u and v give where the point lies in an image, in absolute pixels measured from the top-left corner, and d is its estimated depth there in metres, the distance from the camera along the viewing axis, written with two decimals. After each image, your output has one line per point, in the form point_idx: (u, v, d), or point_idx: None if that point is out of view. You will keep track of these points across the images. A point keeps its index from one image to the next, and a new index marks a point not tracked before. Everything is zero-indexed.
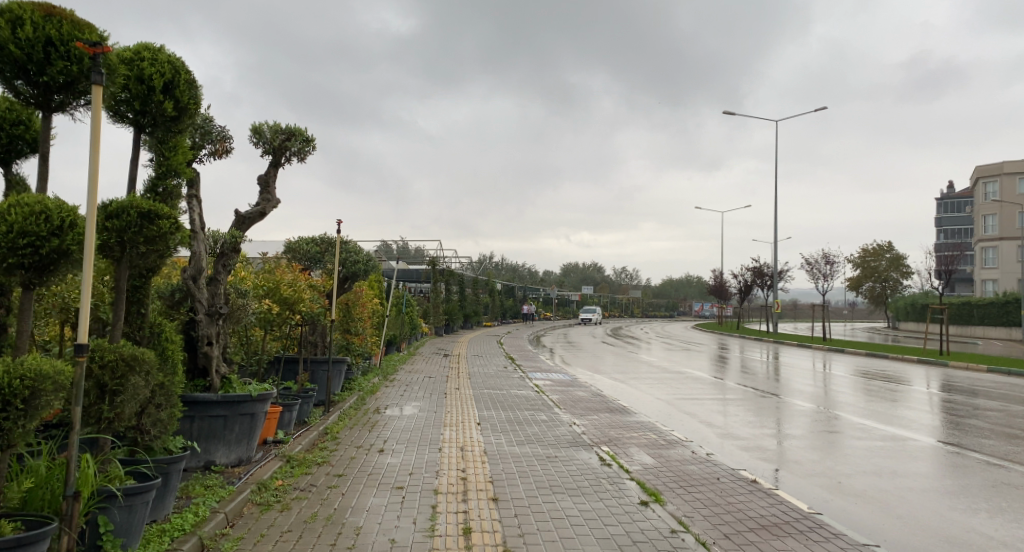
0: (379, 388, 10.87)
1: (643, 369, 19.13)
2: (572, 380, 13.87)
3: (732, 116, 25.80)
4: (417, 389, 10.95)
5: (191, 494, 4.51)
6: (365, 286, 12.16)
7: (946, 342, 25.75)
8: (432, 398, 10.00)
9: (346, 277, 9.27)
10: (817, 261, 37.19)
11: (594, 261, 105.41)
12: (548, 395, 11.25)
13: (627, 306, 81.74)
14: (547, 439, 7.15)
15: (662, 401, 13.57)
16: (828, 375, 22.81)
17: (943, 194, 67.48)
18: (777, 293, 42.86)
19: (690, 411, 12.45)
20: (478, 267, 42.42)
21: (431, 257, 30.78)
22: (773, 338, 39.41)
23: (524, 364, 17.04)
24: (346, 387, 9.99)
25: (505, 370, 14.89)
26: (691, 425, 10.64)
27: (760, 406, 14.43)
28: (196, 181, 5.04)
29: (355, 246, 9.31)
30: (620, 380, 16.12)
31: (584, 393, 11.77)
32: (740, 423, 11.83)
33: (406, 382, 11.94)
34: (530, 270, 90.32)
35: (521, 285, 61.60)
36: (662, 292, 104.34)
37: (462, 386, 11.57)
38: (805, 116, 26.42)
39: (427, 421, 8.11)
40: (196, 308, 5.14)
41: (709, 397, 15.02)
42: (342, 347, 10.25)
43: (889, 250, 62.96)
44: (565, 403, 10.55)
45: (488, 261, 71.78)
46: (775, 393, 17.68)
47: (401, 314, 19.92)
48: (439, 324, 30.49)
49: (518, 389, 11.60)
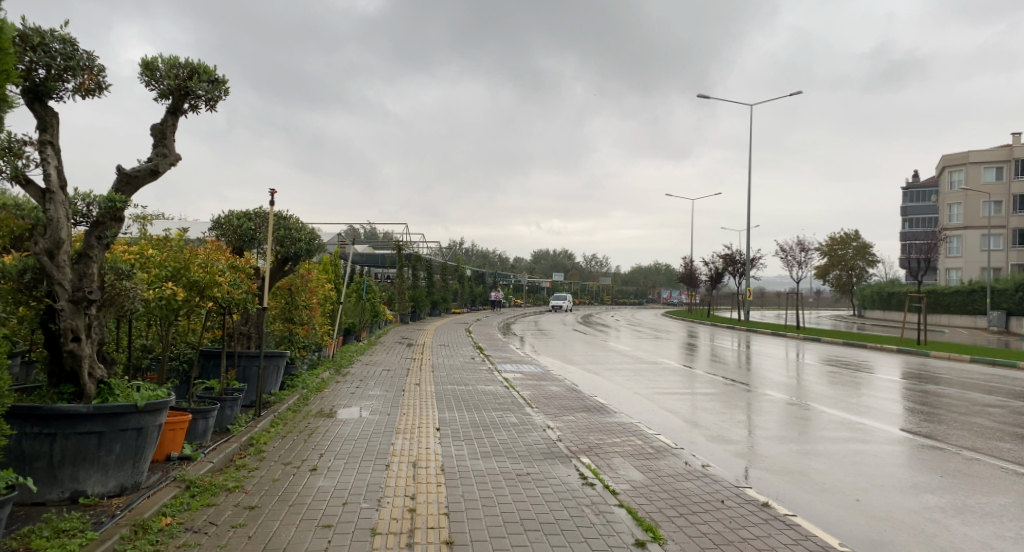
0: (328, 385, 9.63)
1: (618, 359, 18.21)
2: (545, 373, 12.82)
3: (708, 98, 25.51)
4: (372, 386, 9.77)
5: (30, 547, 3.28)
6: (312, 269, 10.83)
7: (923, 331, 25.43)
8: (387, 397, 8.83)
9: (285, 260, 8.01)
10: (790, 248, 37.00)
11: (566, 248, 104.88)
12: (518, 391, 10.16)
13: (597, 294, 81.42)
14: (517, 450, 6.09)
15: (639, 394, 12.64)
16: (805, 364, 22.32)
17: (909, 184, 68.53)
18: (749, 281, 42.66)
19: (670, 406, 11.52)
20: (447, 253, 41.09)
21: (396, 242, 29.37)
22: (746, 326, 39.11)
23: (493, 355, 15.93)
24: (289, 385, 8.77)
25: (472, 362, 13.79)
26: (673, 422, 9.71)
27: (743, 399, 13.60)
28: (52, 123, 3.84)
29: (296, 223, 8.04)
30: (595, 372, 15.15)
31: (558, 389, 10.75)
32: (724, 418, 10.96)
33: (361, 377, 10.72)
34: (500, 257, 89.19)
35: (491, 271, 60.47)
36: (632, 280, 104.47)
37: (423, 381, 10.42)
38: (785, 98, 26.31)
39: (377, 427, 6.95)
40: (55, 294, 3.86)
41: (690, 389, 14.14)
42: (284, 339, 8.99)
43: (856, 239, 63.60)
44: (538, 401, 9.47)
45: (457, 249, 70.41)
46: (756, 384, 16.95)
47: (361, 301, 18.57)
48: (404, 312, 29.18)
49: (485, 385, 10.51)
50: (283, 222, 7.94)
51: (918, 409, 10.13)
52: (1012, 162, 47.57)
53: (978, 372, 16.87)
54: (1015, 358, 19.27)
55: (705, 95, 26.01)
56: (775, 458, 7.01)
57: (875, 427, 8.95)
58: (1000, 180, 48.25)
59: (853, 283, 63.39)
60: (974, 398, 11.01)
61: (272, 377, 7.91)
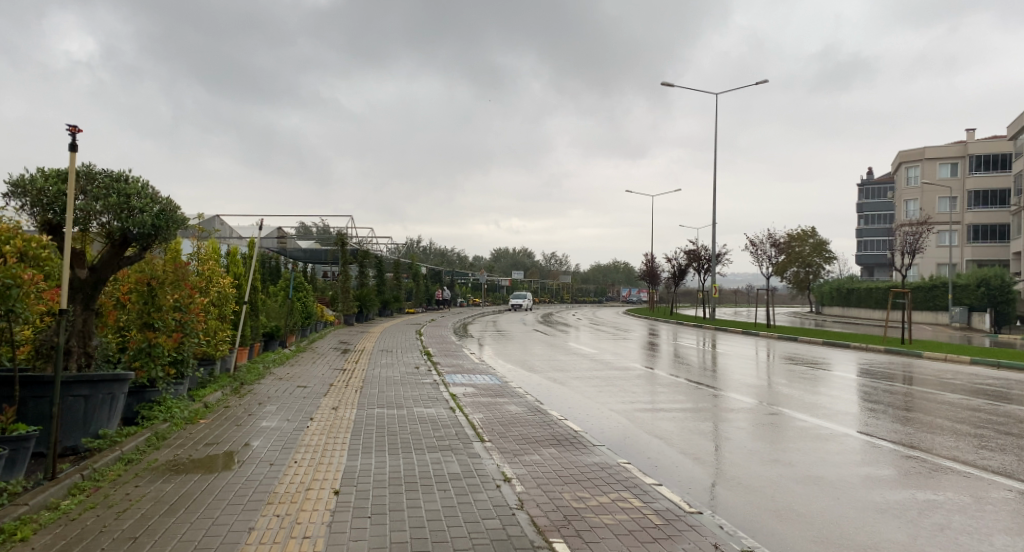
0: (210, 412, 7.13)
1: (583, 364, 16.18)
2: (502, 386, 10.61)
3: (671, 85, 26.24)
4: (272, 414, 7.29)
5: None
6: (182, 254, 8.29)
7: (906, 328, 24.24)
8: (284, 432, 6.39)
9: (125, 240, 5.35)
10: (756, 243, 35.85)
11: (525, 247, 103.21)
12: (466, 416, 7.88)
13: (557, 292, 79.81)
14: (452, 535, 3.83)
15: (613, 410, 10.52)
16: (781, 365, 20.86)
17: (864, 181, 69.62)
18: (714, 278, 41.48)
19: (656, 426, 9.42)
20: (398, 249, 38.39)
21: (339, 235, 26.71)
22: (713, 325, 37.79)
23: (442, 363, 13.63)
24: (144, 417, 6.16)
25: (413, 373, 11.45)
26: (662, 451, 7.64)
27: (730, 410, 11.75)
28: None
29: (143, 185, 5.44)
30: (559, 381, 13.06)
31: (519, 410, 8.55)
32: (723, 438, 8.95)
33: (263, 399, 8.24)
34: (458, 256, 86.76)
35: (448, 269, 57.81)
36: (591, 279, 103.59)
37: (342, 405, 8.03)
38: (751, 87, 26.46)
39: (243, 492, 4.51)
40: None
41: (669, 400, 12.20)
42: (139, 353, 6.36)
43: (813, 236, 63.76)
44: (492, 431, 7.21)
45: (414, 247, 67.69)
46: (738, 390, 15.15)
47: (289, 300, 15.99)
48: (349, 313, 26.39)
49: (423, 407, 8.19)
50: (118, 184, 5.32)
51: (951, 429, 8.41)
52: (966, 159, 48.34)
53: (976, 373, 15.53)
54: (1009, 358, 18.12)
55: (667, 84, 26.75)
56: (826, 518, 4.92)
57: (921, 455, 7.05)
58: (956, 176, 48.88)
59: (810, 280, 63.52)
60: (1007, 412, 9.37)
61: (111, 409, 5.29)
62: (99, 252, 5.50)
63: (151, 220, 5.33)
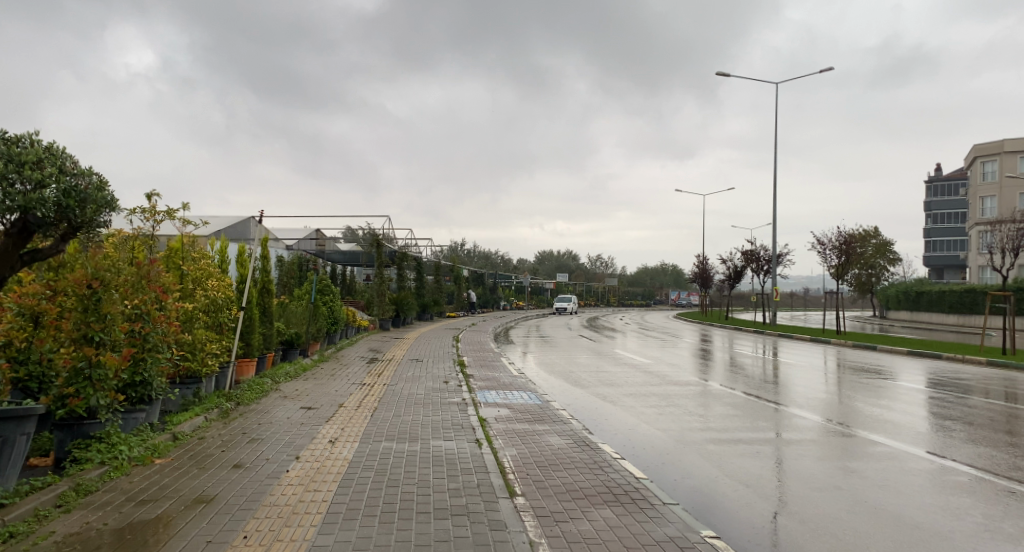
0: (173, 447, 5.64)
1: (634, 376, 14.41)
2: (544, 407, 8.93)
3: (727, 75, 24.42)
4: (251, 449, 5.79)
5: None
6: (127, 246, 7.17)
7: (1004, 336, 21.34)
8: (252, 481, 4.87)
9: (27, 228, 3.88)
10: (820, 243, 33.03)
11: (569, 249, 101.38)
12: (496, 455, 6.21)
13: (604, 296, 77.69)
14: None
15: (681, 438, 8.63)
16: (859, 376, 18.49)
17: (931, 177, 64.92)
18: (772, 281, 38.69)
19: (738, 460, 7.49)
20: (438, 252, 37.13)
21: (374, 236, 25.50)
22: (774, 331, 35.10)
23: (477, 376, 12.10)
24: (75, 460, 4.69)
25: (440, 389, 9.86)
26: (758, 507, 5.79)
27: (814, 430, 9.84)
28: None
29: (48, 152, 3.94)
30: (609, 397, 11.35)
31: (561, 445, 6.82)
32: (816, 470, 7.15)
33: (251, 427, 6.77)
34: (502, 259, 85.59)
35: (491, 272, 56.50)
36: (637, 281, 100.71)
37: (343, 436, 6.48)
38: (814, 74, 24.29)
39: None
40: None
41: (739, 421, 10.35)
42: (74, 376, 4.88)
43: (876, 236, 59.67)
44: (527, 479, 5.54)
45: (458, 250, 66.69)
46: (814, 405, 13.09)
47: (313, 304, 14.68)
48: (385, 317, 25.15)
49: (443, 440, 6.56)
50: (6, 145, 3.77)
51: None
52: None
53: None
54: None
55: (722, 72, 25.21)
56: None
57: None
58: None
59: (873, 283, 59.39)
60: None
61: (0, 460, 3.76)
62: None
63: (55, 198, 3.83)
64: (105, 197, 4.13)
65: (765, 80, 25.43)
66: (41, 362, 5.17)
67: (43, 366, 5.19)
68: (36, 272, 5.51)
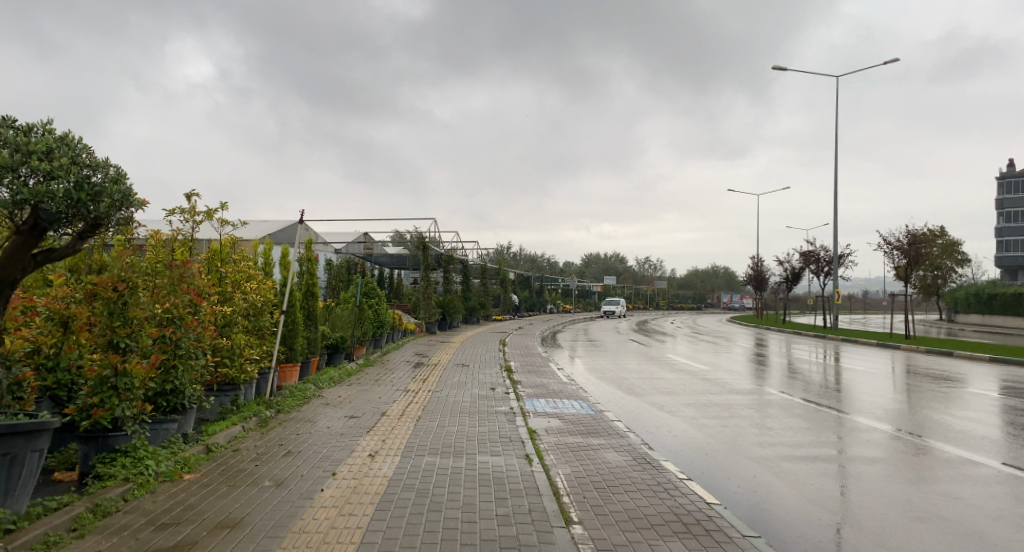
0: (204, 461, 5.29)
1: (690, 383, 13.62)
2: (597, 418, 8.31)
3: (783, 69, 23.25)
4: (286, 464, 5.40)
5: None
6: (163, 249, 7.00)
7: None
8: (283, 501, 4.45)
9: (37, 225, 3.56)
10: (886, 243, 31.10)
11: (616, 251, 99.87)
12: (548, 473, 5.63)
13: (652, 299, 76.18)
14: None
15: (750, 451, 7.87)
16: (935, 383, 17.07)
17: (1005, 172, 60.78)
18: (833, 284, 36.76)
19: (821, 480, 6.68)
20: (484, 255, 36.84)
21: (420, 239, 25.31)
22: (835, 335, 33.29)
23: (525, 382, 11.58)
24: (98, 476, 4.38)
25: (486, 397, 9.35)
26: (848, 540, 5.00)
27: (897, 441, 8.88)
28: None
29: (60, 142, 3.59)
30: (666, 406, 10.67)
31: (619, 463, 6.19)
32: (907, 490, 6.32)
33: (288, 438, 6.41)
34: (548, 262, 84.96)
35: (538, 275, 56.03)
36: (687, 284, 98.30)
37: (383, 450, 6.03)
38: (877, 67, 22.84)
39: None
40: None
41: (809, 431, 9.49)
42: (99, 386, 4.59)
43: (943, 235, 56.26)
44: (582, 503, 4.95)
45: (504, 254, 66.44)
46: (890, 413, 12.01)
47: (359, 308, 14.47)
48: (431, 320, 24.94)
49: (490, 455, 6.02)
50: (13, 134, 3.46)
51: None
52: None
53: None
54: None
55: (780, 68, 23.95)
56: None
57: None
58: None
59: (941, 285, 56.01)
60: None
61: (10, 481, 3.46)
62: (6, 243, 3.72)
63: (66, 190, 3.51)
64: (121, 191, 3.76)
65: (823, 74, 24.11)
66: (69, 371, 4.91)
67: (71, 374, 4.93)
68: (66, 275, 5.29)
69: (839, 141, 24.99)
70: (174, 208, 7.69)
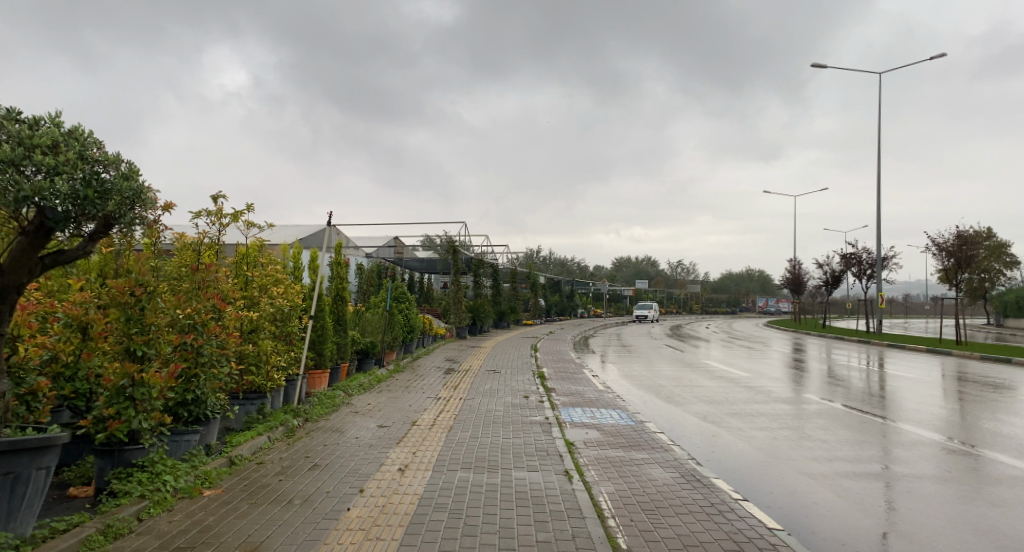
0: (225, 474, 5.02)
1: (732, 391, 12.99)
2: (637, 429, 7.85)
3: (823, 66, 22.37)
4: (310, 478, 5.10)
5: None
6: (189, 253, 6.81)
7: None
8: (306, 522, 4.14)
9: (44, 225, 3.31)
10: (933, 244, 29.70)
11: (648, 255, 98.53)
12: (589, 491, 5.21)
13: (685, 303, 74.88)
14: None
15: (808, 463, 7.26)
16: (994, 391, 16.03)
17: None
18: (877, 287, 35.33)
19: (885, 497, 6.12)
20: (515, 259, 36.50)
21: (450, 243, 25.08)
22: (879, 341, 31.93)
23: (560, 389, 11.15)
24: (113, 492, 4.14)
25: (520, 406, 8.96)
26: None
27: (963, 453, 8.18)
28: None
29: (67, 136, 3.34)
30: (708, 414, 10.11)
31: (666, 481, 5.71)
32: (985, 511, 5.71)
33: (314, 449, 6.12)
34: (579, 265, 84.25)
35: (568, 279, 55.44)
36: (721, 287, 96.37)
37: (413, 464, 5.68)
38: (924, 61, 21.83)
39: None
40: None
41: (864, 441, 8.84)
42: (116, 396, 4.36)
43: (992, 236, 53.81)
44: (628, 527, 4.52)
45: (535, 258, 66.08)
46: (949, 422, 11.21)
47: (390, 312, 14.23)
48: (462, 325, 24.65)
49: (526, 469, 5.63)
50: (16, 126, 3.21)
51: None
52: None
53: None
54: None
55: (821, 64, 23.08)
56: None
57: None
58: None
59: (990, 289, 53.54)
60: None
61: (14, 501, 3.20)
62: (13, 243, 3.49)
63: (71, 187, 3.24)
64: (132, 188, 3.47)
65: (866, 70, 23.17)
66: (88, 380, 4.70)
67: (90, 383, 4.71)
68: (88, 279, 5.10)
69: (882, 139, 23.96)
70: (201, 211, 7.52)
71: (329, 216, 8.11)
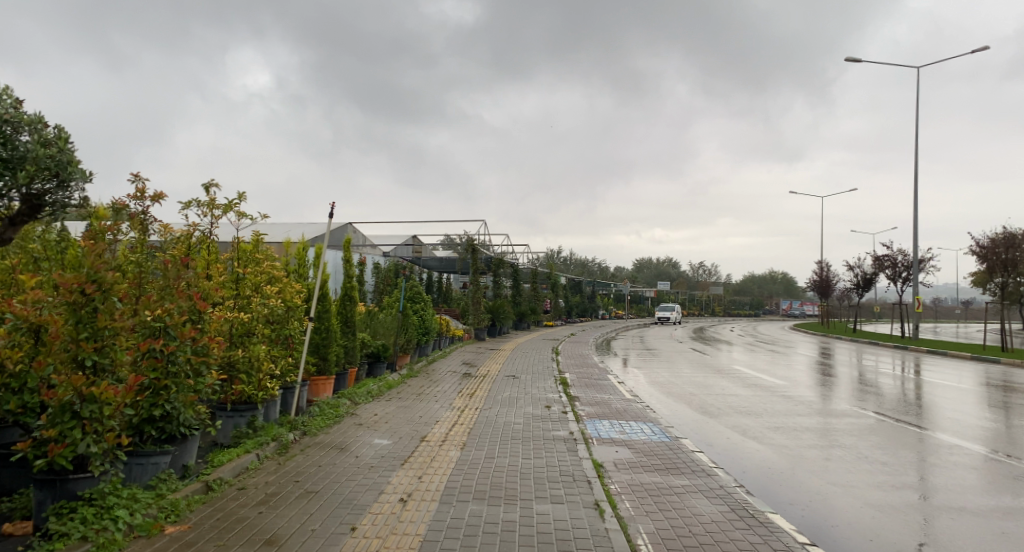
0: (191, 505, 4.27)
1: (769, 401, 11.96)
2: (673, 447, 6.94)
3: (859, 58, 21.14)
4: (295, 512, 4.32)
5: None
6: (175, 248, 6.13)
7: None
8: None
9: None
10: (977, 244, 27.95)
11: (669, 256, 96.92)
12: (625, 531, 4.35)
13: (709, 304, 73.26)
14: None
15: (863, 484, 6.34)
16: None
17: None
18: (913, 289, 33.64)
19: (970, 533, 5.12)
20: (536, 259, 35.65)
21: (468, 242, 24.31)
22: (917, 346, 30.33)
23: (584, 399, 10.26)
24: (51, 533, 3.42)
25: (541, 418, 8.10)
26: None
27: None
28: None
29: None
30: (747, 428, 9.14)
31: (713, 517, 4.81)
32: None
33: (303, 472, 5.35)
34: (599, 266, 83.14)
35: (589, 281, 54.49)
36: (744, 289, 94.28)
37: (417, 492, 4.89)
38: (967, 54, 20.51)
39: None
40: None
41: (928, 458, 7.76)
42: (59, 414, 3.66)
43: None
44: None
45: (555, 259, 65.18)
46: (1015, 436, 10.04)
47: (404, 314, 13.49)
48: (480, 326, 23.86)
49: (549, 501, 4.80)
50: None
51: None
52: None
53: None
54: None
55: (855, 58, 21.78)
56: None
57: None
58: None
59: None
60: None
61: None
62: None
63: None
64: (48, 158, 3.75)
65: (904, 63, 21.92)
66: (35, 392, 4.02)
67: (38, 396, 4.02)
68: (43, 275, 4.42)
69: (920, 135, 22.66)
70: (192, 201, 6.84)
71: (330, 207, 7.46)
